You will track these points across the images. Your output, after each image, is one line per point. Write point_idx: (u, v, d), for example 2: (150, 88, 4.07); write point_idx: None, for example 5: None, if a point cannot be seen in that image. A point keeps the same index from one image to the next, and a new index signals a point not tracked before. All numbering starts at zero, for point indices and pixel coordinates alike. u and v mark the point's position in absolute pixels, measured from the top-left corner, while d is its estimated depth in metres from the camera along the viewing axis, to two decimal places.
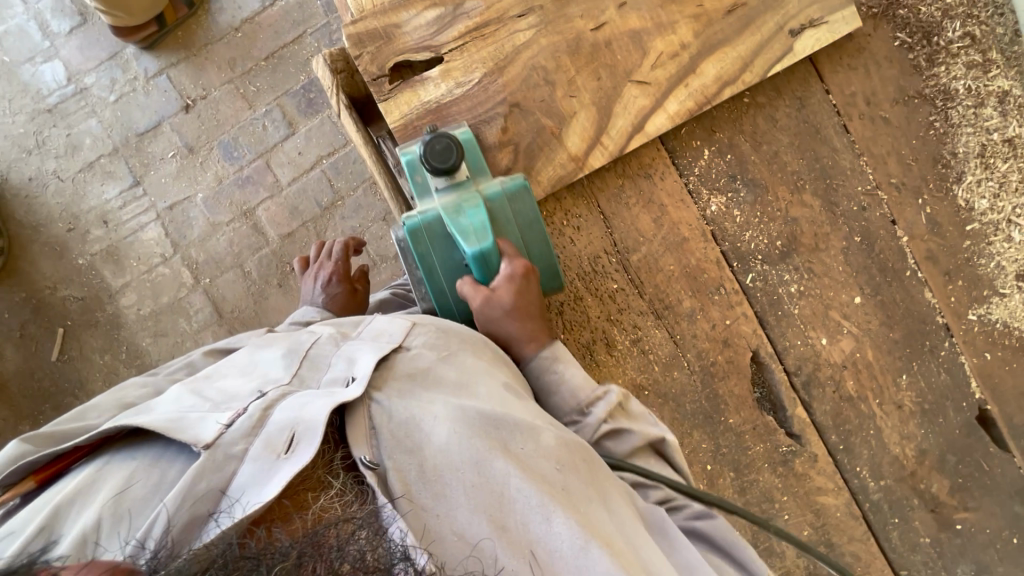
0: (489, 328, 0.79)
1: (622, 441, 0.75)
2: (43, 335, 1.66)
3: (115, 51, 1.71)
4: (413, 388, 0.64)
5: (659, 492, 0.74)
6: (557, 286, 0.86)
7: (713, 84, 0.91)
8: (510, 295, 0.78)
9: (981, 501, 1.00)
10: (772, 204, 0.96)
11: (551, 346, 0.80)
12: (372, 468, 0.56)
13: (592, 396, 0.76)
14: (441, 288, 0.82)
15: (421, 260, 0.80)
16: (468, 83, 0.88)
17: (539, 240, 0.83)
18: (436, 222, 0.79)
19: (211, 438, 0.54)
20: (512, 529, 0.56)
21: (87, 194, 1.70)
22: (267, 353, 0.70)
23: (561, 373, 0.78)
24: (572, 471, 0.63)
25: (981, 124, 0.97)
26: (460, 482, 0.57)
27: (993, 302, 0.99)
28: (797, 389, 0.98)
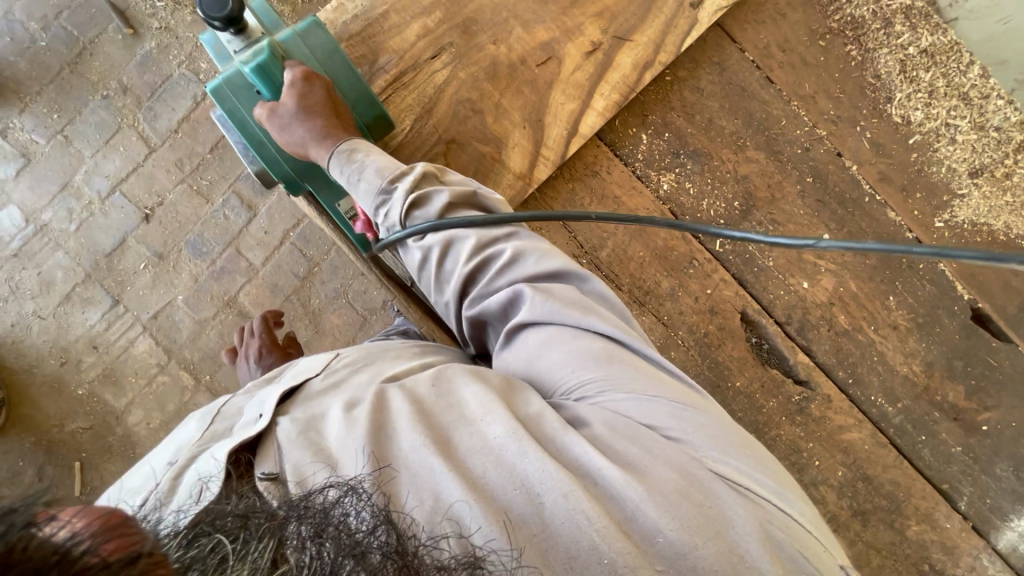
0: (286, 138, 0.80)
1: (429, 204, 0.75)
2: (61, 473, 1.66)
3: (65, 181, 1.74)
4: (318, 400, 0.64)
5: (468, 242, 0.72)
6: (376, 112, 0.86)
7: (633, 72, 0.94)
8: (293, 98, 0.78)
9: (999, 398, 1.01)
10: (720, 168, 0.99)
11: (347, 139, 0.80)
12: (268, 479, 0.53)
13: (394, 172, 0.76)
14: (258, 137, 0.85)
15: (232, 117, 0.84)
16: (400, 131, 0.90)
17: (339, 66, 0.85)
18: (235, 76, 0.83)
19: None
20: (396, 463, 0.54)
21: (71, 325, 1.72)
22: (184, 428, 0.69)
23: (363, 161, 0.78)
24: (451, 387, 0.62)
25: (894, 42, 1.00)
26: (341, 446, 0.55)
27: (956, 205, 1.01)
28: (793, 337, 1.00)
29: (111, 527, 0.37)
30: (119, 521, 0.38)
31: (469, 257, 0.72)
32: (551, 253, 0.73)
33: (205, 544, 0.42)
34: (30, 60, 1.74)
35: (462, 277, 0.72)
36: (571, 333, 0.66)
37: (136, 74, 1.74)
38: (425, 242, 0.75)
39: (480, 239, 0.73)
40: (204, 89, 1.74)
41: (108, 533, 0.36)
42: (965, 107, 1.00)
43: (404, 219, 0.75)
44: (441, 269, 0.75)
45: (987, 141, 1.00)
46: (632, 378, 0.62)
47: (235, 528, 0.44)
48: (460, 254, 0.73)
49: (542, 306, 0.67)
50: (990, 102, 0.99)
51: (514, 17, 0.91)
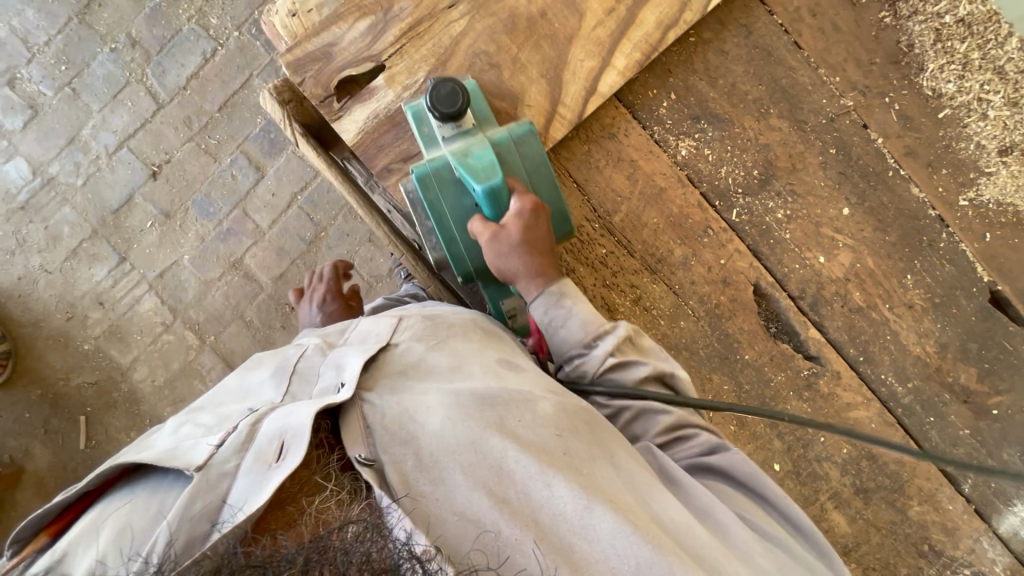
0: (499, 264, 0.80)
1: (629, 371, 0.77)
2: (67, 426, 1.68)
3: (73, 135, 1.72)
4: (404, 385, 0.68)
5: (669, 419, 0.76)
6: (569, 230, 0.87)
7: (656, 30, 0.90)
8: (517, 229, 0.78)
9: (1012, 382, 0.99)
10: (740, 136, 0.96)
11: (557, 281, 0.81)
12: (367, 465, 0.58)
13: (600, 329, 0.78)
14: (451, 234, 0.84)
15: (432, 208, 0.82)
16: (414, 84, 0.88)
17: (547, 182, 0.84)
18: (445, 169, 0.81)
19: (202, 459, 0.56)
20: (513, 501, 0.59)
21: (77, 280, 1.72)
22: (257, 374, 0.73)
23: (570, 308, 0.80)
24: (571, 433, 0.66)
25: (931, 10, 0.96)
26: (454, 465, 0.59)
27: (982, 183, 0.98)
28: (805, 312, 0.98)
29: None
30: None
31: (665, 433, 0.76)
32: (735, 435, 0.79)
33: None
34: (38, 9, 1.71)
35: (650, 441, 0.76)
36: (737, 488, 0.73)
37: (145, 27, 1.71)
38: (614, 403, 0.77)
39: (678, 419, 0.76)
40: (213, 45, 1.70)
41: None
42: (999, 81, 0.95)
43: (599, 377, 0.77)
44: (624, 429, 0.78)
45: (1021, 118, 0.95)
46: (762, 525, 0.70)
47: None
48: (654, 424, 0.76)
49: (736, 462, 0.73)
50: None
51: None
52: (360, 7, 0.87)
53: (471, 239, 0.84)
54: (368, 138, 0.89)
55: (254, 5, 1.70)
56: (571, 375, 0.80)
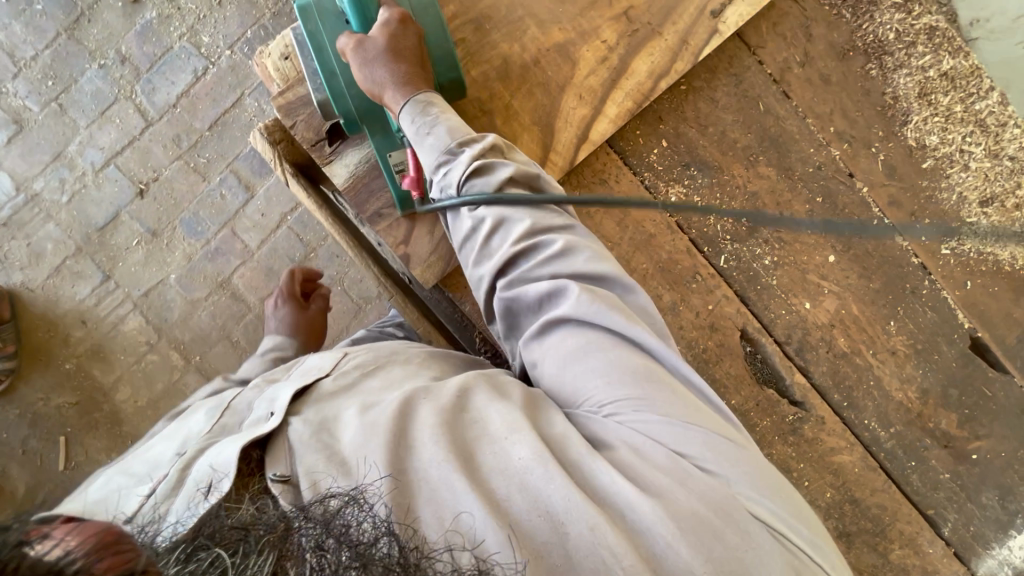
0: (363, 74, 0.76)
1: (489, 176, 0.73)
2: (45, 447, 1.64)
3: (58, 150, 1.69)
4: (331, 402, 0.66)
5: (522, 225, 0.71)
6: (455, 77, 0.83)
7: (647, 79, 0.91)
8: (383, 37, 0.76)
9: (990, 428, 1.01)
10: (729, 183, 0.97)
11: (425, 92, 0.77)
12: (283, 481, 0.55)
13: (465, 136, 0.75)
14: (330, 66, 0.80)
15: (312, 39, 0.80)
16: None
17: (432, 24, 0.82)
18: (328, 1, 0.80)
19: (132, 509, 0.56)
20: (415, 475, 0.55)
21: (60, 298, 1.69)
22: (195, 418, 0.73)
23: (436, 117, 0.76)
24: (478, 399, 0.64)
25: (916, 64, 0.98)
26: (360, 452, 0.57)
27: (963, 233, 1.00)
28: (791, 356, 0.99)
29: (106, 545, 0.39)
30: (114, 539, 0.40)
31: (522, 241, 0.71)
32: (602, 255, 0.71)
33: (203, 559, 0.43)
34: (26, 23, 1.68)
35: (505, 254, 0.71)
36: (619, 342, 0.65)
37: (136, 44, 1.69)
38: (477, 214, 0.73)
39: (533, 227, 0.71)
40: (205, 64, 1.69)
41: (103, 550, 0.39)
42: (981, 134, 0.98)
43: (463, 186, 0.74)
44: (484, 244, 0.73)
45: (1001, 169, 0.99)
46: (659, 398, 0.62)
47: (234, 541, 0.45)
48: (512, 234, 0.72)
49: (587, 308, 0.65)
50: (1007, 130, 0.98)
51: (529, 16, 0.89)
52: None
53: (351, 71, 0.80)
54: (360, 181, 0.90)
55: (248, 26, 1.69)
56: (438, 190, 0.77)
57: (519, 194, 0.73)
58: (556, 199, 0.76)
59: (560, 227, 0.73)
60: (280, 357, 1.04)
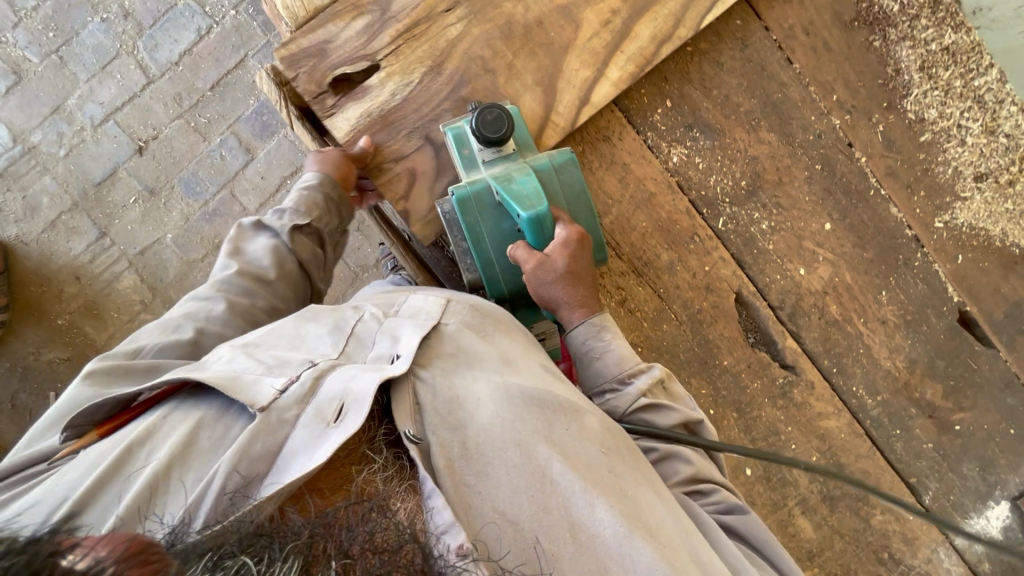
0: (540, 291, 0.80)
1: (660, 412, 0.76)
2: (35, 401, 1.64)
3: (57, 104, 1.68)
4: (457, 371, 0.66)
5: (689, 468, 0.74)
6: (603, 257, 0.86)
7: (655, 36, 0.92)
8: (563, 260, 0.79)
9: (974, 400, 1.04)
10: (731, 146, 0.98)
11: (598, 313, 0.82)
12: (415, 443, 0.59)
13: (634, 367, 0.79)
14: (487, 255, 0.83)
15: (470, 231, 0.81)
16: (408, 86, 0.88)
17: (587, 210, 0.84)
18: (486, 192, 0.80)
19: (266, 402, 0.58)
20: (553, 509, 0.59)
21: (55, 253, 1.68)
22: (314, 327, 0.70)
23: (607, 343, 0.81)
24: (613, 453, 0.65)
25: (918, 37, 0.99)
26: (501, 462, 0.60)
27: (957, 207, 1.02)
28: (783, 321, 1.00)
29: (135, 555, 0.38)
30: (141, 548, 0.39)
31: (683, 483, 0.73)
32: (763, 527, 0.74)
33: (229, 566, 0.41)
34: None
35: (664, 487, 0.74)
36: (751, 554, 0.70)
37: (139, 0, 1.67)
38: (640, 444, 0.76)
39: (701, 472, 0.74)
40: (209, 23, 1.68)
41: (131, 560, 0.38)
42: (979, 110, 1.00)
43: (629, 415, 0.77)
44: None
45: (996, 146, 1.01)
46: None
47: (259, 549, 0.43)
48: (675, 473, 0.74)
49: (755, 534, 0.70)
50: (1004, 107, 0.99)
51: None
52: None
53: (509, 263, 0.83)
54: (360, 134, 0.88)
55: None
56: None
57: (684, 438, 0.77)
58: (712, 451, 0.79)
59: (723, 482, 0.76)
60: (310, 199, 0.91)
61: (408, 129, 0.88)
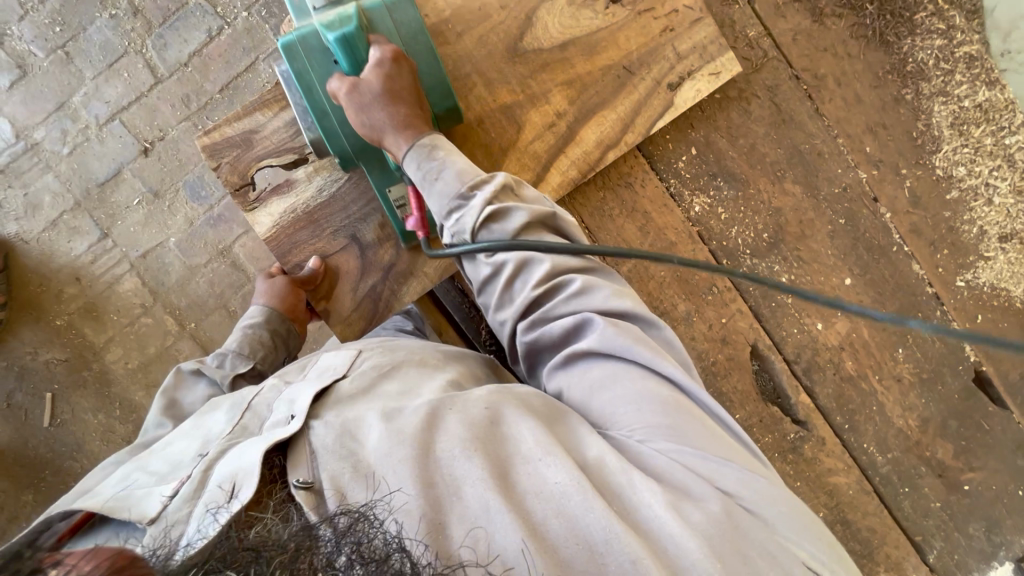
0: (362, 120, 0.70)
1: (505, 218, 0.68)
2: (31, 402, 1.57)
3: (62, 101, 1.55)
4: (351, 404, 0.61)
5: (544, 267, 0.66)
6: (452, 106, 0.78)
7: (686, 81, 0.89)
8: (378, 79, 0.69)
9: (984, 460, 1.03)
10: (754, 197, 0.96)
11: (431, 136, 0.72)
12: (305, 487, 0.51)
13: (475, 179, 0.69)
14: (321, 106, 0.73)
15: (299, 79, 0.72)
16: (337, 181, 0.84)
17: (425, 50, 0.75)
18: (309, 34, 0.71)
19: (155, 512, 0.53)
20: (442, 483, 0.52)
21: (55, 253, 1.58)
22: (213, 415, 0.67)
23: (443, 160, 0.71)
24: (499, 407, 0.59)
25: (952, 92, 0.97)
26: (383, 458, 0.53)
27: (979, 266, 1.00)
28: (798, 376, 0.99)
29: (118, 571, 0.35)
30: (128, 562, 0.36)
31: (541, 284, 0.66)
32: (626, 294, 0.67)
33: None
34: None
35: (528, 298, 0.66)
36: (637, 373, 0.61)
37: None
38: (496, 259, 0.68)
39: (554, 266, 0.67)
40: (220, 23, 1.53)
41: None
42: (1008, 169, 0.98)
43: (477, 232, 0.69)
44: (507, 290, 0.68)
45: (1023, 207, 0.98)
46: (689, 430, 0.58)
47: (246, 563, 0.40)
48: (533, 276, 0.67)
49: (615, 340, 0.62)
50: None
51: (477, 74, 0.85)
52: None
53: (344, 112, 0.73)
54: (281, 232, 0.84)
55: None
56: (452, 239, 0.71)
57: (538, 234, 0.69)
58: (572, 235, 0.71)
59: (579, 266, 0.68)
60: (254, 338, 0.87)
61: (332, 228, 0.84)
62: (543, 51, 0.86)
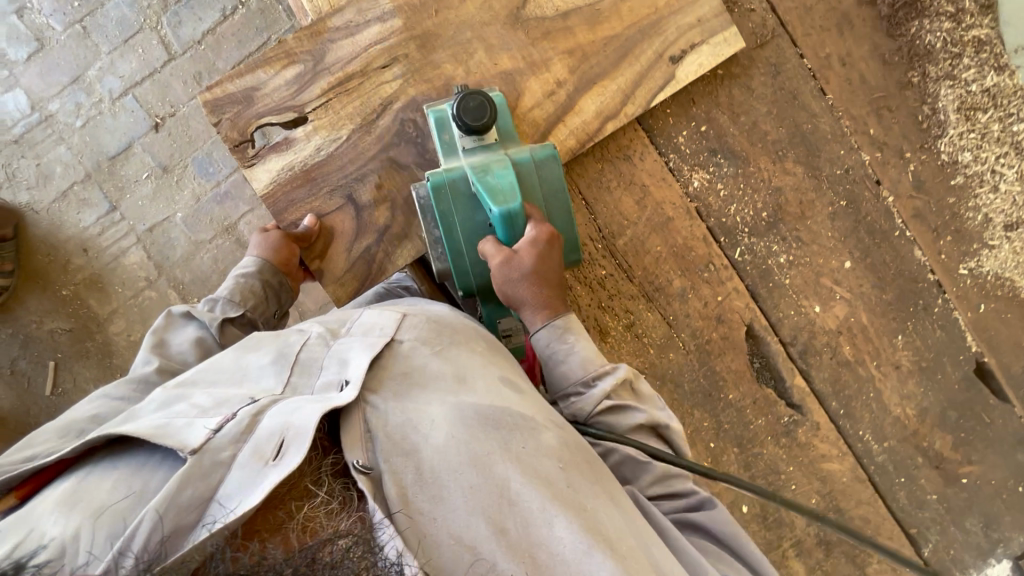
0: (505, 290, 0.73)
1: (627, 415, 0.70)
2: (33, 369, 1.57)
3: (77, 74, 1.55)
4: (410, 392, 0.61)
5: (658, 470, 0.69)
6: (577, 259, 0.81)
7: (689, 55, 0.89)
8: (531, 259, 0.72)
9: (983, 454, 1.01)
10: (755, 175, 0.95)
11: (564, 314, 0.74)
12: (364, 473, 0.53)
13: (601, 370, 0.71)
14: (459, 248, 0.77)
15: (442, 219, 0.76)
16: (337, 141, 0.84)
17: (564, 208, 0.78)
18: (462, 182, 0.75)
19: (198, 442, 0.51)
20: (511, 533, 0.53)
21: (64, 223, 1.58)
22: (256, 357, 0.65)
23: (572, 344, 0.73)
24: (574, 470, 0.60)
25: (959, 76, 0.96)
26: (456, 483, 0.54)
27: (983, 255, 0.98)
28: (794, 359, 0.98)
29: None
30: None
31: (654, 485, 0.69)
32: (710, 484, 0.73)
33: None
34: None
35: (642, 493, 0.68)
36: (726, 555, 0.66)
37: None
38: (604, 446, 0.70)
39: (669, 472, 0.69)
40: (234, 2, 1.54)
41: None
42: (1015, 156, 0.96)
43: (594, 419, 0.70)
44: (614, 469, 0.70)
45: None
46: None
47: None
48: (646, 475, 0.69)
49: (721, 519, 0.67)
50: None
51: (478, 39, 0.85)
52: None
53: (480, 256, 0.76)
54: (279, 189, 0.84)
55: None
56: (565, 415, 0.72)
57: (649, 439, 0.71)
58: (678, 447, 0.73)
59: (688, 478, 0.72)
60: (246, 287, 0.87)
61: (329, 186, 0.84)
62: (546, 19, 0.86)
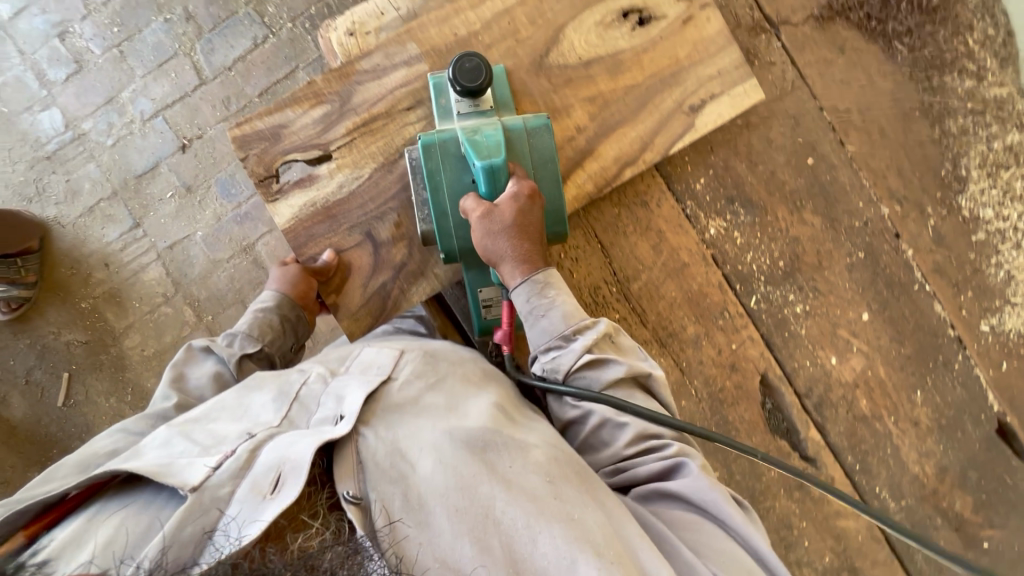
0: (484, 243, 0.73)
1: (605, 370, 0.71)
2: (47, 380, 1.59)
3: (111, 95, 1.60)
4: (400, 418, 0.62)
5: (631, 430, 0.68)
6: (561, 232, 0.80)
7: (709, 105, 0.90)
8: (512, 212, 0.73)
9: (1006, 518, 0.97)
10: (772, 225, 0.95)
11: (544, 270, 0.74)
12: (354, 503, 0.53)
13: (580, 324, 0.72)
14: (443, 208, 0.77)
15: (429, 178, 0.77)
16: (358, 179, 0.86)
17: (553, 177, 0.79)
18: (452, 142, 0.77)
19: (198, 481, 0.51)
20: (496, 551, 0.53)
21: (88, 238, 1.61)
22: (257, 396, 0.66)
23: (552, 299, 0.73)
24: (562, 480, 0.58)
25: (982, 133, 0.96)
26: (442, 507, 0.54)
27: (1006, 312, 0.97)
28: (809, 411, 0.96)
29: None
30: None
31: (630, 446, 0.68)
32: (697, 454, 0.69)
33: None
34: None
35: (619, 454, 0.69)
36: (710, 523, 0.62)
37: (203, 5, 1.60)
38: (582, 406, 0.71)
39: (645, 430, 0.68)
40: (266, 33, 1.60)
41: None
42: None
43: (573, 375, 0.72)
44: (595, 432, 0.71)
45: None
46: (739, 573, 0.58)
47: None
48: (621, 435, 0.69)
49: (697, 483, 0.63)
50: None
51: None
52: (424, 38, 0.86)
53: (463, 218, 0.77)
54: (300, 224, 0.85)
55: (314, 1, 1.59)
56: (545, 371, 0.74)
57: (629, 391, 0.71)
58: (662, 399, 0.73)
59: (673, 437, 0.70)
60: (264, 322, 0.88)
61: (349, 223, 0.86)
62: (569, 67, 0.88)
